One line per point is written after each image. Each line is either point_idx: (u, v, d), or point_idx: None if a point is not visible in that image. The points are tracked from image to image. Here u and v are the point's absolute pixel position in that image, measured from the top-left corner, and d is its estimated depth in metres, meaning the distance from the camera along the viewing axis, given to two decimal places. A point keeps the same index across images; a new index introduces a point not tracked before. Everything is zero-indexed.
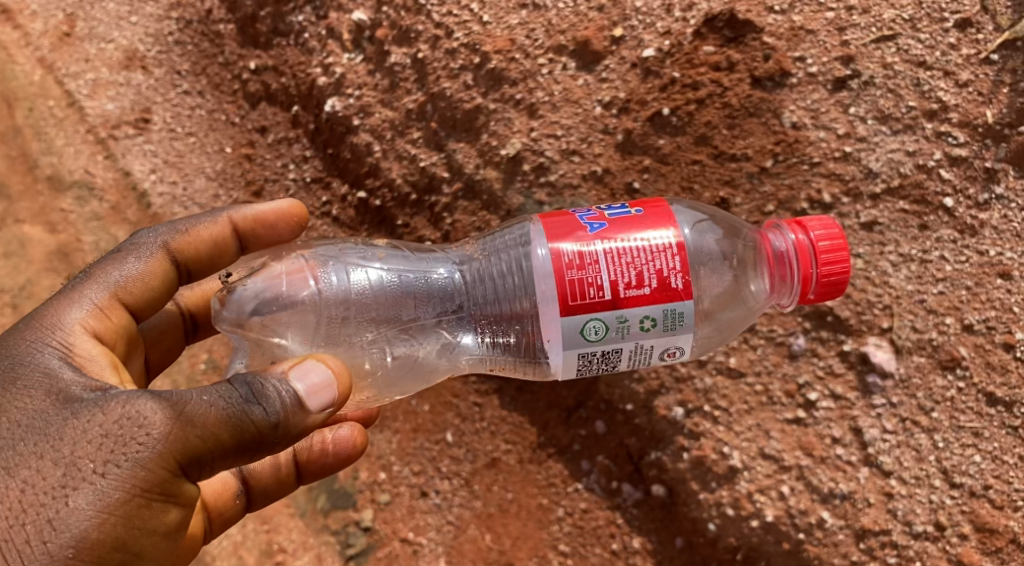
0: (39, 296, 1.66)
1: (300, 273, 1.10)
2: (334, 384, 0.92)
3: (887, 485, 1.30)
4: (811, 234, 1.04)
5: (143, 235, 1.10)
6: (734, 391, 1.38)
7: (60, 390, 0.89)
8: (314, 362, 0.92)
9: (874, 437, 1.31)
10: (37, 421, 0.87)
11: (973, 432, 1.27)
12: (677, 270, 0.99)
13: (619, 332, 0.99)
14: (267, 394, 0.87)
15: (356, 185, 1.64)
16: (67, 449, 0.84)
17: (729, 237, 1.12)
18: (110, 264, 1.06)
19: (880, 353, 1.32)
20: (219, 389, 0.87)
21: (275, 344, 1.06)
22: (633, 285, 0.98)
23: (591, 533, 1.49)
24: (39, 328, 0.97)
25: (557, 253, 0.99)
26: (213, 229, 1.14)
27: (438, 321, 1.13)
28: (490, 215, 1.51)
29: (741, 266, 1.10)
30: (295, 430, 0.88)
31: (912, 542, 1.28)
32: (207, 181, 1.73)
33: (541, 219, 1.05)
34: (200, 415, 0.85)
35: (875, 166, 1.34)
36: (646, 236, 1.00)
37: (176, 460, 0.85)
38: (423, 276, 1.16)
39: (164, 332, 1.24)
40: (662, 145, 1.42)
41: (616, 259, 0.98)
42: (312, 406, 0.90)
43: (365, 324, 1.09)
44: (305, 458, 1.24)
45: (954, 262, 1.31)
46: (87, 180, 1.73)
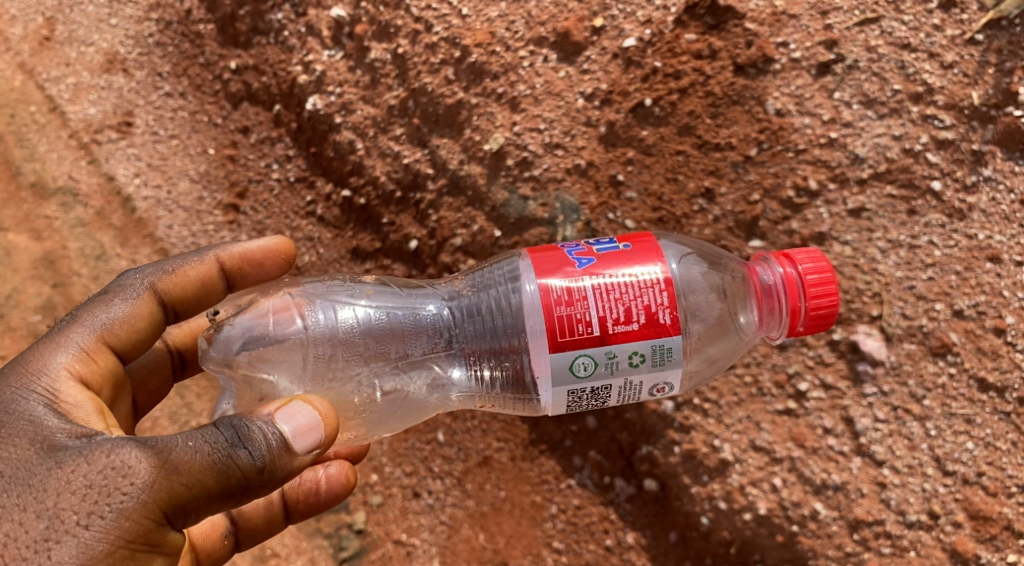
0: (26, 305, 1.66)
1: (288, 311, 1.10)
2: (320, 426, 0.92)
3: (880, 475, 1.28)
4: (799, 267, 1.03)
5: (130, 277, 1.09)
6: (723, 384, 1.37)
7: (44, 438, 0.87)
8: (300, 403, 0.93)
9: (865, 426, 1.29)
10: (21, 471, 0.85)
11: (965, 418, 1.26)
12: (665, 305, 0.97)
13: (608, 367, 0.97)
14: (253, 436, 0.87)
15: (340, 184, 1.63)
16: (51, 501, 0.83)
17: (716, 267, 1.10)
18: (96, 306, 1.04)
19: (870, 342, 1.30)
20: (204, 434, 0.87)
21: (263, 381, 1.05)
22: (621, 321, 0.96)
23: (584, 529, 1.48)
24: (24, 373, 0.95)
25: (545, 290, 0.98)
26: (200, 268, 1.13)
27: (427, 355, 1.11)
28: (476, 211, 1.49)
29: (729, 299, 1.08)
30: (282, 473, 0.89)
31: (906, 531, 1.26)
32: (191, 184, 1.72)
33: (529, 254, 1.04)
34: (185, 462, 0.85)
35: (861, 151, 1.32)
36: (634, 272, 0.99)
37: (160, 509, 0.84)
38: (412, 313, 1.14)
39: (152, 370, 1.23)
40: (645, 136, 1.41)
41: (604, 295, 0.97)
42: (299, 448, 0.90)
43: (354, 361, 1.08)
44: (292, 500, 1.23)
45: (943, 246, 1.29)
46: (71, 186, 1.72)
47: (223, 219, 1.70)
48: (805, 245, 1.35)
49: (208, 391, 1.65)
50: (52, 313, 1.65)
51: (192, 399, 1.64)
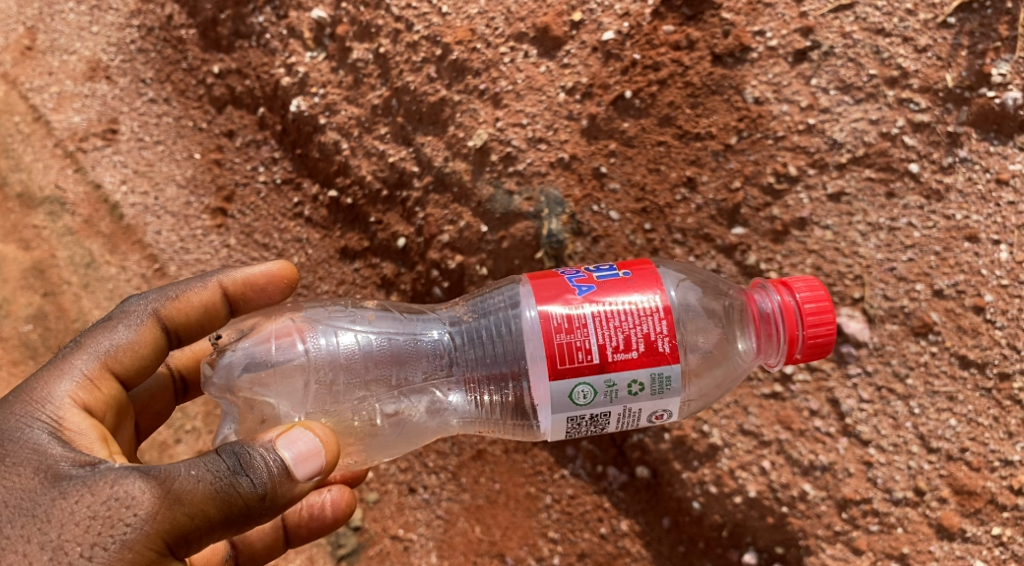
0: (16, 316, 1.68)
1: (290, 336, 1.11)
2: (322, 451, 0.94)
3: (866, 454, 1.30)
4: (796, 296, 1.04)
5: (134, 302, 1.10)
6: None
7: (48, 467, 0.89)
8: (301, 430, 0.94)
9: (851, 407, 1.32)
10: (25, 502, 0.86)
11: (948, 396, 1.28)
12: (664, 334, 0.99)
13: (607, 395, 0.99)
14: (254, 463, 0.88)
15: (327, 185, 1.64)
16: (55, 532, 0.84)
17: (714, 295, 1.12)
18: (100, 332, 1.05)
19: (853, 323, 1.33)
20: (205, 462, 0.88)
21: (264, 403, 1.07)
22: (621, 349, 0.98)
23: (579, 518, 1.49)
24: (28, 401, 0.96)
25: (545, 316, 0.99)
26: (202, 293, 1.14)
27: (427, 381, 1.12)
28: (462, 207, 1.50)
29: (726, 325, 1.09)
30: (283, 499, 0.90)
31: (893, 508, 1.28)
32: (178, 189, 1.72)
33: (531, 281, 1.06)
34: (188, 492, 0.86)
35: (839, 136, 1.34)
36: (633, 299, 1.01)
37: (163, 540, 0.86)
38: (413, 339, 1.15)
39: (154, 395, 1.23)
40: (626, 128, 1.42)
41: (604, 322, 0.99)
42: (300, 474, 0.91)
43: (356, 386, 1.10)
44: (295, 522, 1.23)
45: (922, 227, 1.31)
46: (58, 195, 1.73)
47: (211, 223, 1.71)
48: (787, 231, 1.37)
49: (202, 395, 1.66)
50: (44, 322, 1.67)
51: (186, 403, 1.65)
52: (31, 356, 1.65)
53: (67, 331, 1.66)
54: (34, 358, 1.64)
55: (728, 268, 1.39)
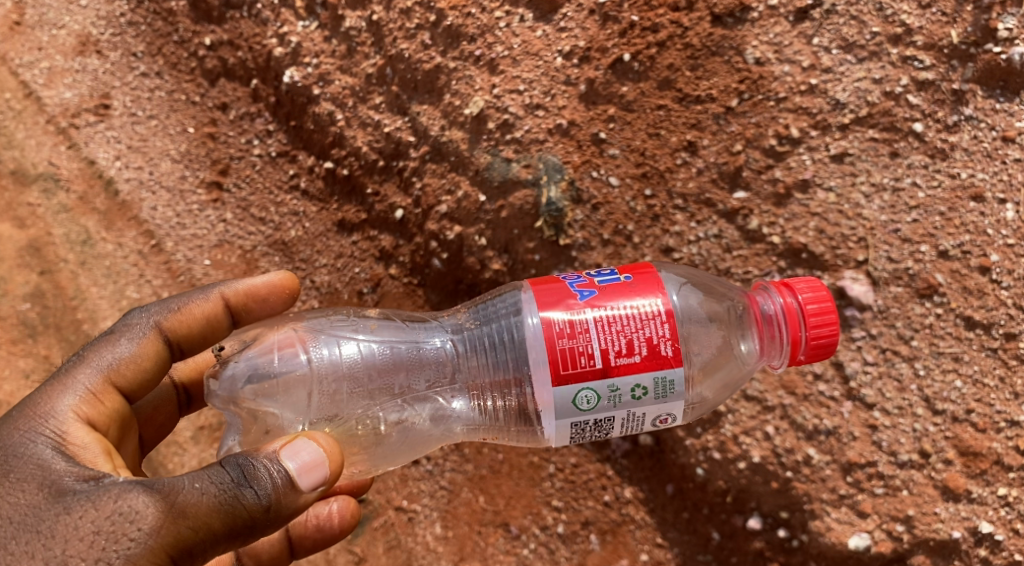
0: (15, 294, 1.66)
1: (292, 346, 1.10)
2: (326, 461, 0.93)
3: (870, 417, 1.29)
4: (799, 297, 1.02)
5: (137, 314, 1.09)
6: None
7: (52, 483, 0.88)
8: (305, 439, 0.93)
9: (855, 370, 1.30)
10: (29, 517, 0.86)
11: (953, 357, 1.27)
12: (667, 337, 0.97)
13: (610, 400, 0.97)
14: (258, 473, 0.88)
15: (323, 157, 1.62)
16: (59, 548, 0.83)
17: (714, 297, 1.10)
18: (103, 346, 1.04)
19: (857, 287, 1.31)
20: (209, 475, 0.87)
21: (268, 413, 1.06)
22: (623, 354, 0.96)
23: (583, 486, 1.48)
24: (31, 416, 0.95)
25: (547, 323, 0.97)
26: (205, 306, 1.14)
27: (430, 389, 1.11)
28: (459, 176, 1.48)
29: (727, 327, 1.08)
30: (288, 511, 0.89)
31: (898, 471, 1.27)
32: (172, 164, 1.70)
33: (531, 286, 1.04)
34: (192, 506, 0.85)
35: (842, 96, 1.31)
36: (635, 304, 0.99)
37: (167, 554, 0.85)
38: (415, 346, 1.14)
39: (158, 407, 1.23)
40: (625, 92, 1.40)
41: (606, 327, 0.97)
42: (304, 485, 0.90)
43: (358, 395, 1.08)
44: (299, 533, 1.24)
45: (926, 187, 1.30)
46: (52, 172, 1.71)
47: (207, 197, 1.69)
48: (789, 194, 1.35)
49: None
50: (42, 300, 1.67)
51: None
52: (30, 335, 1.66)
53: (66, 310, 1.67)
54: (34, 338, 1.65)
55: (730, 233, 1.38)
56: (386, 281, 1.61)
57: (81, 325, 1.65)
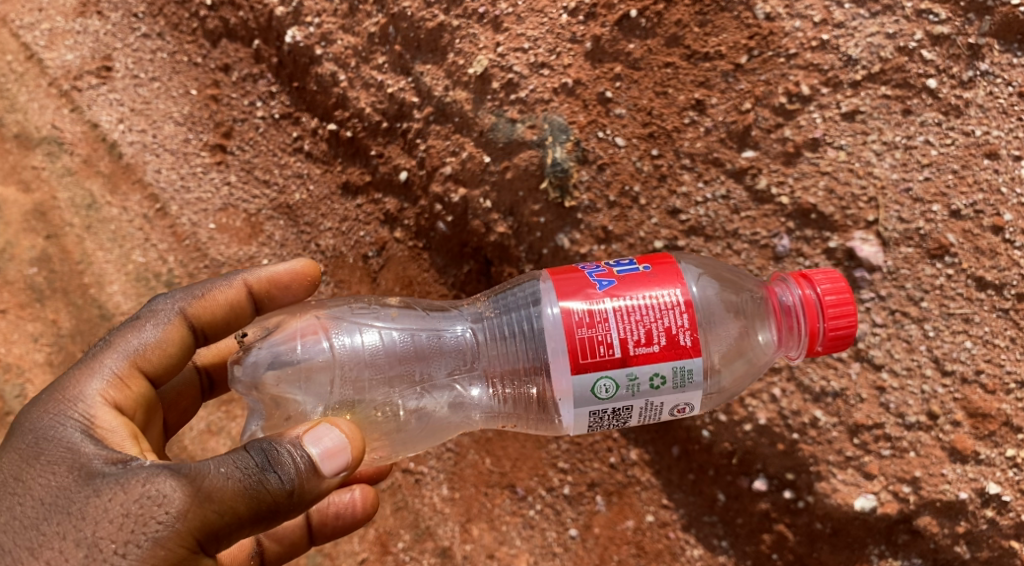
0: (21, 258, 1.66)
1: (314, 334, 1.09)
2: (349, 447, 0.93)
3: (878, 379, 1.28)
4: (817, 288, 1.01)
5: (162, 300, 1.08)
6: None
7: (82, 466, 0.89)
8: (327, 426, 0.93)
9: (863, 331, 1.29)
10: (60, 499, 0.87)
11: (964, 317, 1.26)
12: (686, 327, 0.96)
13: (629, 389, 0.96)
14: (282, 458, 0.88)
15: (326, 118, 1.60)
16: (89, 529, 0.84)
17: (733, 288, 1.08)
18: (129, 331, 1.04)
19: (867, 248, 1.29)
20: (235, 459, 0.87)
21: (290, 400, 1.05)
22: (642, 343, 0.95)
23: (589, 449, 1.48)
24: (60, 400, 0.95)
25: (566, 312, 0.97)
26: (228, 293, 1.13)
27: (451, 377, 1.10)
28: (464, 138, 1.46)
29: (747, 318, 1.06)
30: (310, 495, 0.89)
31: (906, 433, 1.26)
32: (176, 127, 1.69)
33: (550, 276, 1.03)
34: (217, 490, 0.86)
35: (854, 52, 1.29)
36: (654, 294, 0.98)
37: (194, 537, 0.85)
38: (436, 335, 1.13)
39: (182, 391, 1.22)
40: (632, 49, 1.37)
41: (625, 316, 0.96)
42: (327, 470, 0.91)
43: (379, 382, 1.07)
44: (320, 520, 1.23)
45: (939, 145, 1.28)
46: (55, 135, 1.70)
47: (210, 160, 1.68)
48: (798, 153, 1.32)
49: None
50: (48, 265, 1.67)
51: None
52: (37, 299, 1.65)
53: (73, 274, 1.67)
54: (42, 302, 1.65)
55: (738, 193, 1.36)
56: (392, 245, 1.60)
57: (88, 290, 1.66)
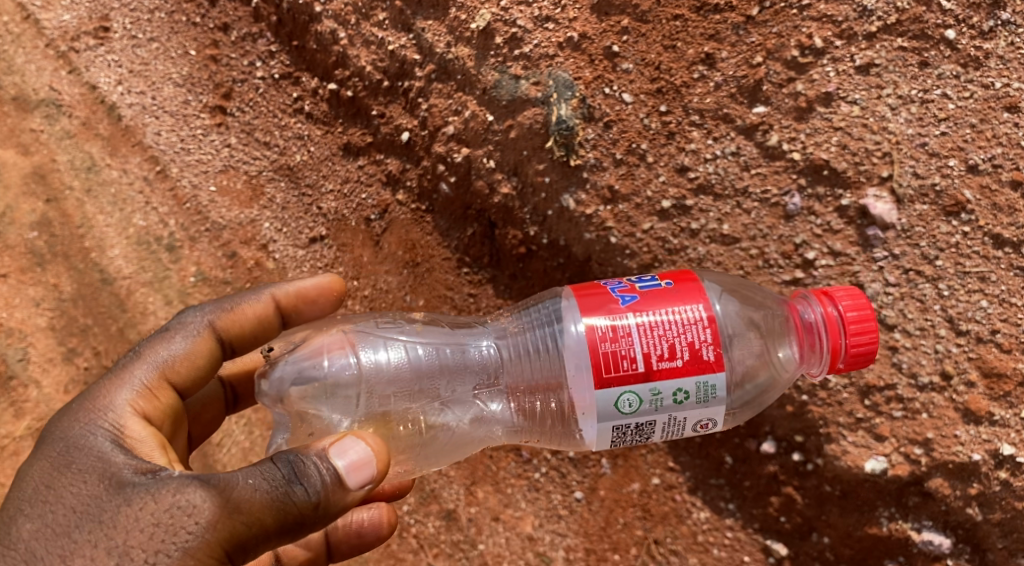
0: (21, 222, 1.63)
1: (341, 348, 1.05)
2: (377, 461, 0.89)
3: (891, 339, 1.25)
4: (839, 306, 0.98)
5: (193, 313, 1.08)
6: (728, 258, 1.34)
7: (112, 475, 0.87)
8: (352, 438, 0.90)
9: (876, 291, 1.26)
10: (91, 508, 0.85)
11: (979, 276, 1.23)
12: (709, 341, 0.93)
13: (653, 404, 0.93)
14: (310, 471, 0.85)
15: (326, 78, 1.57)
16: (120, 538, 0.83)
17: (753, 305, 1.06)
18: (157, 343, 1.03)
19: (880, 205, 1.26)
20: (262, 470, 0.85)
21: (315, 415, 1.01)
22: (665, 358, 0.92)
23: None
24: (90, 410, 0.95)
25: (590, 328, 0.94)
26: (257, 307, 1.11)
27: (475, 393, 1.07)
28: (466, 96, 1.43)
29: (767, 335, 1.03)
30: (335, 509, 0.86)
31: (918, 394, 1.24)
32: (175, 88, 1.66)
33: (571, 292, 1.00)
34: (246, 501, 0.83)
35: (869, 3, 1.26)
36: (677, 309, 0.95)
37: (222, 548, 0.83)
38: (460, 351, 1.10)
39: (206, 404, 1.20)
40: (640, 2, 1.34)
41: (648, 331, 0.93)
42: (352, 483, 0.87)
43: (405, 398, 1.04)
44: (338, 537, 1.22)
45: (957, 99, 1.25)
46: (53, 97, 1.68)
47: (210, 122, 1.65)
48: (811, 108, 1.29)
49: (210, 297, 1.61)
50: (48, 229, 1.65)
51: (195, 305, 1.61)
52: (37, 263, 1.63)
53: (73, 238, 1.65)
54: (43, 267, 1.63)
55: (749, 150, 1.32)
56: (393, 208, 1.57)
57: (89, 254, 1.64)
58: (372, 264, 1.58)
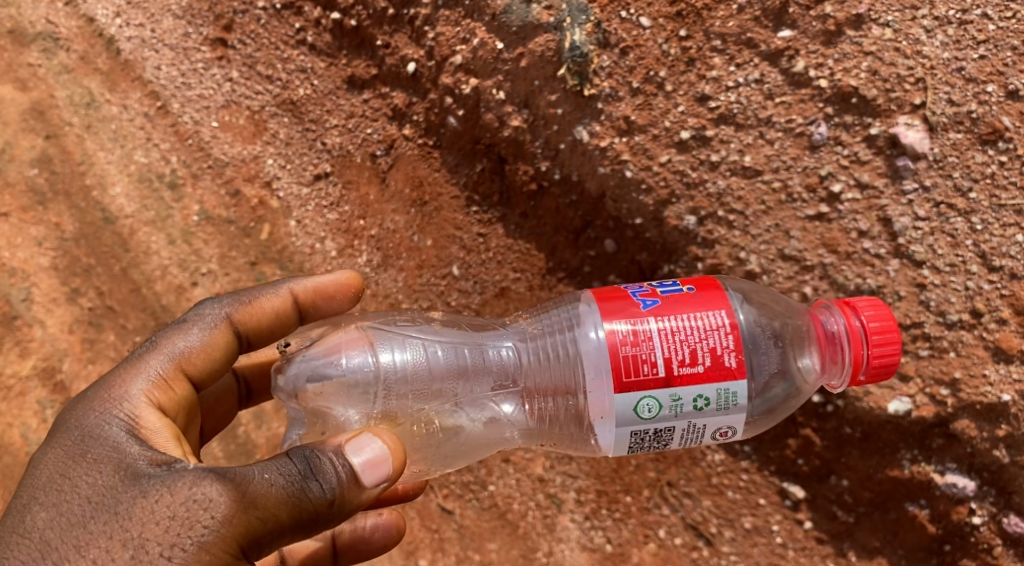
0: (20, 158, 1.59)
1: (360, 344, 1.01)
2: (395, 459, 0.85)
3: (919, 276, 1.19)
4: (862, 317, 0.94)
5: (213, 304, 1.04)
6: (749, 192, 1.27)
7: (127, 465, 0.84)
8: (370, 435, 0.86)
9: (904, 226, 1.20)
10: (105, 499, 0.82)
11: (1016, 209, 1.15)
12: (731, 348, 0.88)
13: (672, 410, 0.88)
14: (326, 469, 0.82)
15: (330, 7, 1.52)
16: (135, 530, 0.79)
17: (776, 313, 0.99)
18: (173, 334, 0.99)
19: (911, 134, 1.19)
20: (278, 466, 0.82)
21: (330, 414, 0.97)
22: (687, 363, 0.87)
23: None
24: (106, 399, 0.92)
25: (610, 332, 0.88)
26: (275, 300, 1.07)
27: (491, 394, 1.02)
28: (475, 23, 1.37)
29: (789, 344, 0.97)
30: (350, 507, 0.83)
31: (946, 332, 1.18)
32: (175, 20, 1.60)
33: (591, 296, 0.95)
34: (262, 496, 0.80)
35: None
36: (699, 315, 0.90)
37: (237, 543, 0.80)
38: (479, 352, 1.05)
39: (220, 398, 1.16)
40: None
41: (669, 336, 0.88)
42: (367, 482, 0.83)
43: (422, 398, 0.99)
44: (345, 542, 1.18)
45: (998, 19, 1.17)
46: (50, 30, 1.63)
47: (211, 55, 1.60)
48: (840, 31, 1.22)
49: (215, 237, 1.58)
50: (49, 166, 1.60)
51: (201, 246, 1.58)
52: (39, 202, 1.59)
53: (74, 176, 1.61)
54: (44, 205, 1.59)
55: (773, 77, 1.25)
56: (400, 143, 1.52)
57: (90, 192, 1.60)
58: (379, 202, 1.54)
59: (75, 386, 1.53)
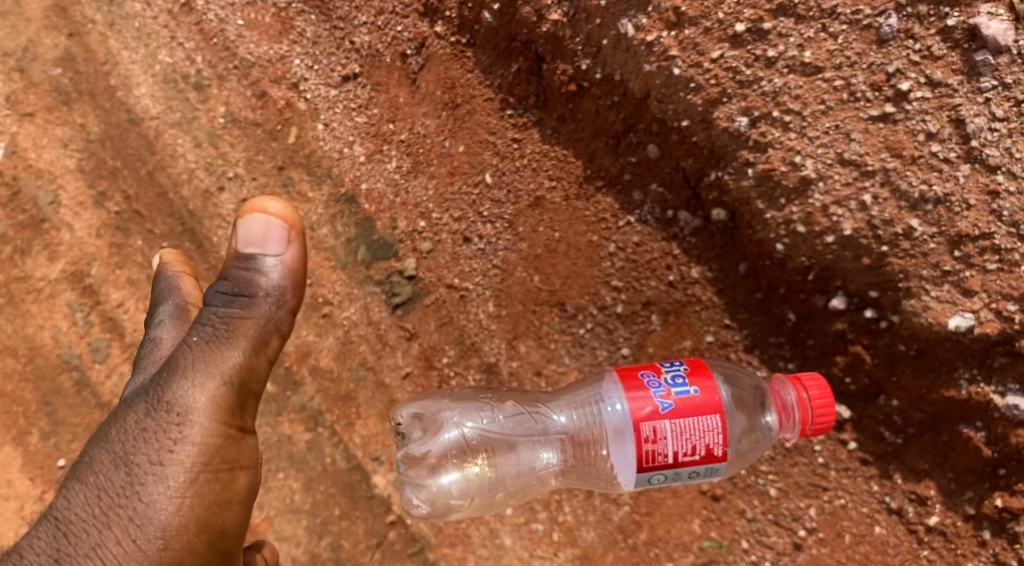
0: (44, 57, 1.55)
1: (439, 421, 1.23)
2: (289, 219, 0.89)
3: (992, 183, 1.08)
4: (808, 393, 0.96)
5: (171, 275, 1.08)
6: (808, 91, 1.16)
7: (116, 409, 0.92)
8: (254, 212, 0.89)
9: (979, 128, 1.08)
10: (99, 437, 0.89)
11: None
12: (722, 441, 0.94)
13: (675, 478, 0.95)
14: (251, 289, 0.89)
15: None
16: (128, 450, 0.87)
17: (734, 382, 1.08)
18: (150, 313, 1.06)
19: (994, 24, 1.07)
20: (199, 329, 0.90)
21: (411, 468, 1.19)
22: (689, 453, 0.93)
23: (646, 266, 1.34)
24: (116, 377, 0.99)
25: (634, 426, 0.93)
26: (172, 261, 1.10)
27: (536, 446, 1.18)
28: None
29: (745, 405, 1.05)
30: (287, 296, 0.90)
31: (1020, 245, 1.07)
32: None
33: (624, 378, 0.97)
34: (201, 366, 0.88)
35: None
36: (707, 422, 0.93)
37: (227, 417, 0.90)
38: (532, 419, 1.21)
39: None
40: None
41: (681, 430, 0.93)
42: (273, 250, 0.89)
43: (480, 441, 1.18)
44: None
45: None
46: None
47: None
48: None
49: (242, 140, 1.53)
50: (72, 65, 1.56)
51: (227, 149, 1.53)
52: (65, 101, 1.55)
53: (98, 75, 1.56)
54: (69, 106, 1.55)
55: None
56: (431, 42, 1.47)
57: (115, 92, 1.56)
58: (410, 104, 1.48)
59: (105, 290, 1.52)
